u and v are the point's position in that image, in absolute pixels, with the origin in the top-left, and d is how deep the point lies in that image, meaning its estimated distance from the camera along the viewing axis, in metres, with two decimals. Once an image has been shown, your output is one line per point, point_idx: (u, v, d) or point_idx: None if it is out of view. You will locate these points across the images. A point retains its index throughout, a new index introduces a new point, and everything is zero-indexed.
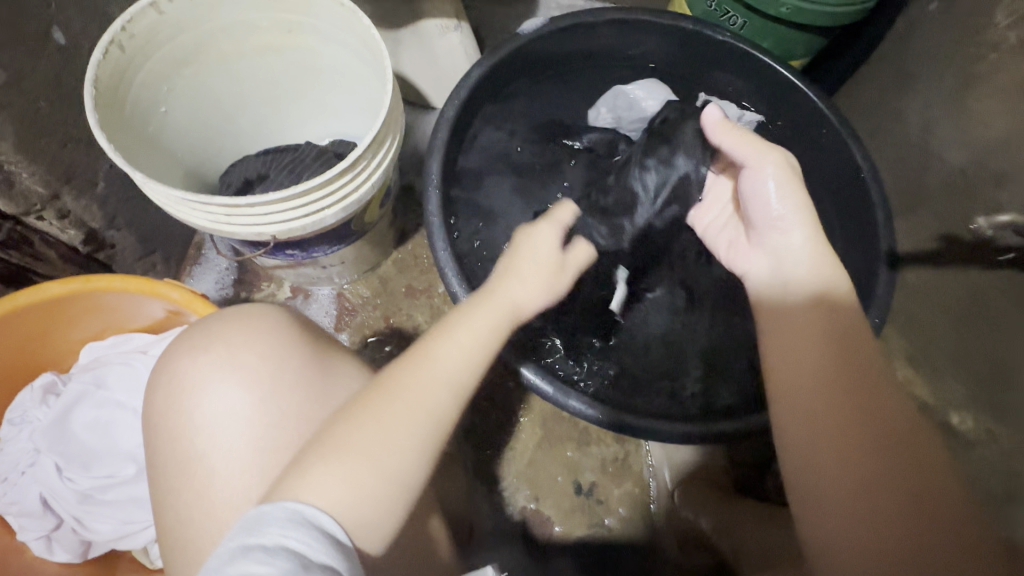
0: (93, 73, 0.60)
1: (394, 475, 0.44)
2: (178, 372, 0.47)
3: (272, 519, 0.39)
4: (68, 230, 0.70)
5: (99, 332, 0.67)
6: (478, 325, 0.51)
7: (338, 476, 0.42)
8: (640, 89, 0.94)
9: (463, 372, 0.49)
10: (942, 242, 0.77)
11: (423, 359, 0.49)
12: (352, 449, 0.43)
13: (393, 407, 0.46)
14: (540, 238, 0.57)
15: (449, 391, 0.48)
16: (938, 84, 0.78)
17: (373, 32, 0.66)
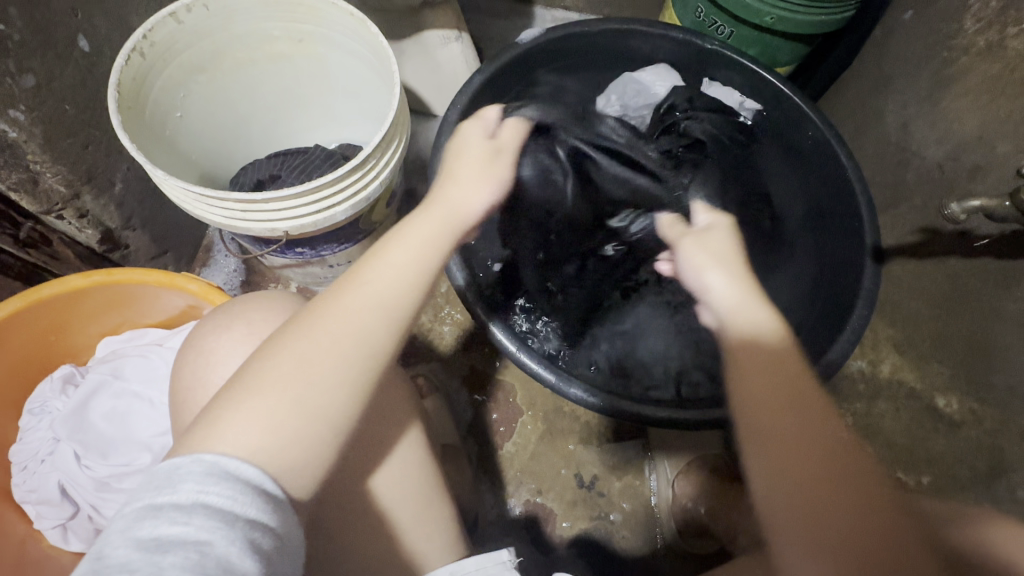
0: (118, 76, 0.63)
1: (316, 410, 0.43)
2: (207, 350, 0.49)
3: (188, 476, 0.37)
4: (86, 229, 0.73)
5: (115, 327, 0.69)
6: (408, 245, 0.52)
7: (259, 417, 0.41)
8: (649, 74, 1.00)
9: (396, 290, 0.49)
10: (921, 235, 0.78)
11: (355, 280, 0.49)
12: (296, 366, 0.44)
13: (324, 324, 0.46)
14: (468, 134, 0.64)
15: (384, 310, 0.48)
16: (914, 86, 0.83)
17: (381, 39, 0.70)
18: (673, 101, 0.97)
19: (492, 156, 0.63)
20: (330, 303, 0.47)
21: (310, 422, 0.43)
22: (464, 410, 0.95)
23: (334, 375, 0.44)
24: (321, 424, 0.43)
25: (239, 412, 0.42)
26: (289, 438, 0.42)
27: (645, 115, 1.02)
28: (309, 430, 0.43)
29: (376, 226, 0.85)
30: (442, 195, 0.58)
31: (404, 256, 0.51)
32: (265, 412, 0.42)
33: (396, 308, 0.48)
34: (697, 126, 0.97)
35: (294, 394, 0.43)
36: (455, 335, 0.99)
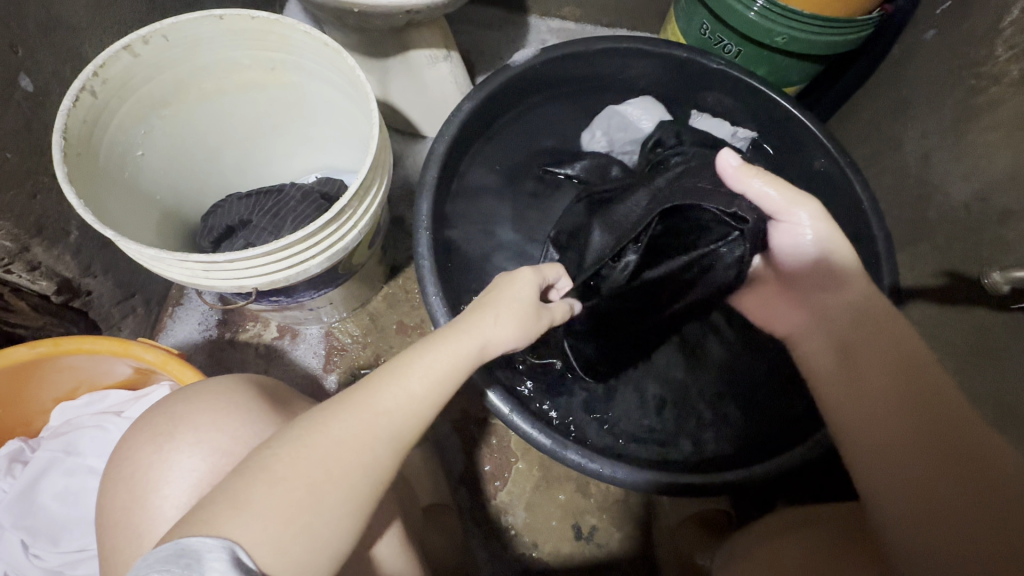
0: (63, 121, 0.57)
1: (305, 540, 0.40)
2: (145, 464, 0.45)
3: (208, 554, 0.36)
4: (39, 281, 0.67)
5: (71, 391, 0.64)
6: (427, 362, 0.47)
7: (243, 546, 0.38)
8: (637, 107, 0.91)
9: (410, 420, 0.45)
10: (948, 278, 0.74)
11: (370, 386, 0.46)
12: (288, 489, 0.40)
13: (333, 436, 0.42)
14: (519, 282, 0.55)
15: (393, 438, 0.45)
16: (936, 115, 0.77)
17: (358, 72, 0.64)
18: (659, 136, 0.88)
19: (538, 310, 0.55)
20: (335, 422, 0.43)
21: (291, 551, 0.39)
22: (455, 457, 0.90)
23: (329, 498, 0.41)
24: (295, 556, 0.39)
25: (198, 536, 0.38)
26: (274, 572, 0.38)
27: (633, 150, 0.93)
28: (291, 557, 0.39)
29: (357, 268, 0.79)
30: (474, 318, 0.51)
31: (423, 379, 0.47)
32: (251, 531, 0.38)
33: (396, 436, 0.45)
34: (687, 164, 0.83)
35: (278, 517, 0.39)
36: None
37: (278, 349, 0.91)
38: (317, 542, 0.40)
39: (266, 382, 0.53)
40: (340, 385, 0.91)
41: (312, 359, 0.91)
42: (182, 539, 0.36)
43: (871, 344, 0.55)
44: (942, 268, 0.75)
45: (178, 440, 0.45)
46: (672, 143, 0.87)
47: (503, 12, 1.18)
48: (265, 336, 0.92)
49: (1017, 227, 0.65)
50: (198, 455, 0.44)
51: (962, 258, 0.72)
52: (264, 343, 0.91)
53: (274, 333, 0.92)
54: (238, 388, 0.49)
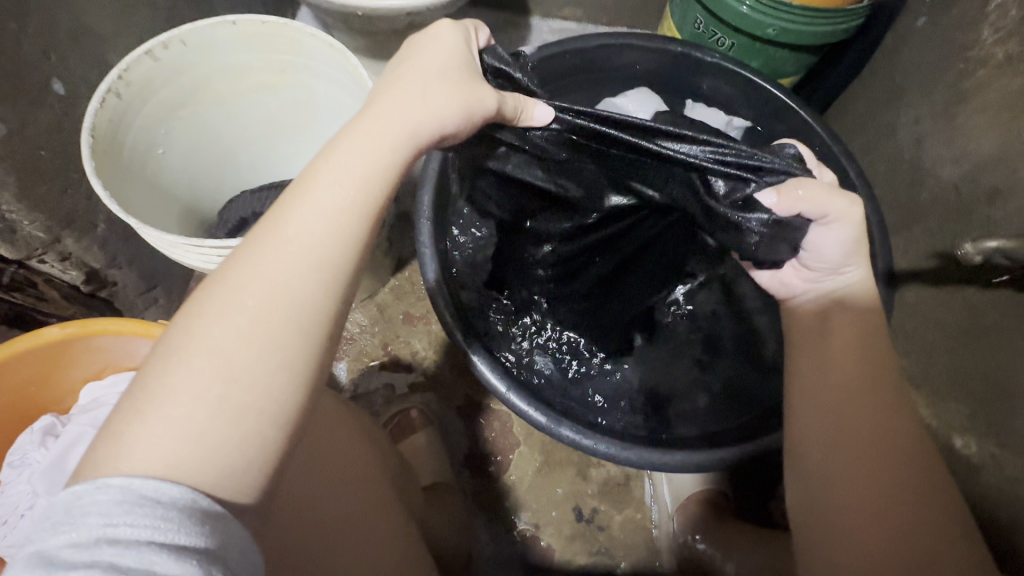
0: (91, 121, 0.61)
1: (246, 402, 0.34)
2: None
3: (95, 503, 0.29)
4: (69, 271, 0.72)
5: (99, 371, 0.68)
6: (331, 176, 0.39)
7: (174, 414, 0.32)
8: (631, 101, 0.96)
9: (320, 232, 0.37)
10: (937, 260, 0.74)
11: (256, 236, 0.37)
12: (168, 397, 0.33)
13: (227, 321, 0.35)
14: (432, 48, 0.45)
15: (311, 259, 0.37)
16: (930, 101, 0.78)
17: (361, 71, 0.69)
18: (654, 126, 0.92)
19: (468, 74, 0.45)
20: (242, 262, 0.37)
21: (229, 429, 0.33)
22: (458, 443, 0.93)
23: (262, 345, 0.35)
24: (256, 467, 0.34)
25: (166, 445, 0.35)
26: (210, 437, 0.33)
27: None
28: (225, 456, 0.33)
29: None
30: (389, 99, 0.42)
31: (337, 190, 0.39)
32: (145, 455, 0.31)
33: (326, 258, 0.37)
34: None
35: (187, 400, 0.33)
36: (449, 364, 0.97)
37: None
38: (250, 430, 0.34)
39: None
40: (349, 374, 0.95)
41: None
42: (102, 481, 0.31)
43: (828, 341, 0.56)
44: (933, 250, 0.75)
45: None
46: None
47: (504, 15, 1.25)
48: None
49: (1005, 207, 0.65)
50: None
51: (950, 238, 0.73)
52: None
53: None
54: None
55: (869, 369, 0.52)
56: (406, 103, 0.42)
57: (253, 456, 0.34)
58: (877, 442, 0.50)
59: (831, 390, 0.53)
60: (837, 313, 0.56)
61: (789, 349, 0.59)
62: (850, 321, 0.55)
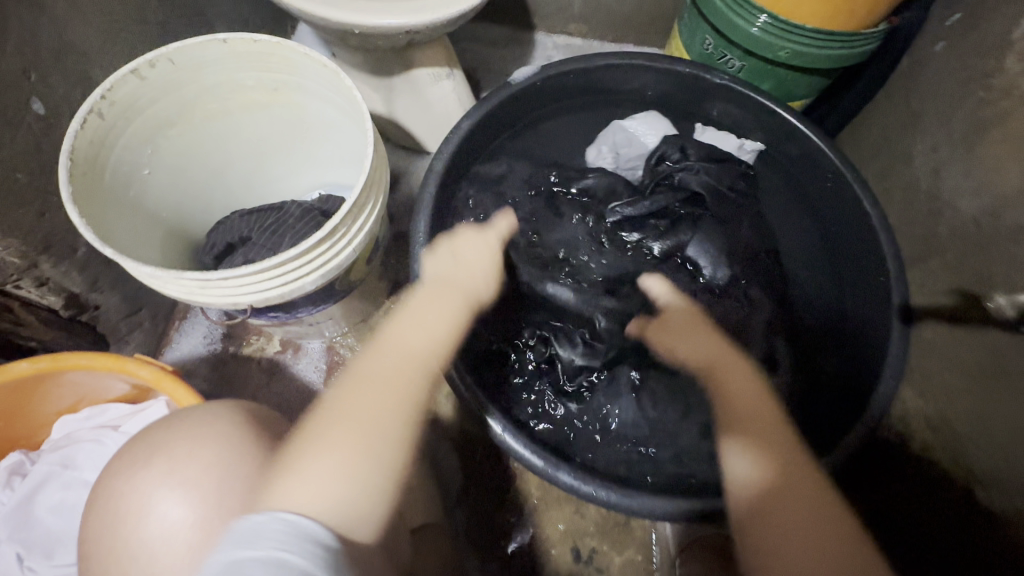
0: (70, 143, 0.58)
1: (384, 464, 0.48)
2: (119, 497, 0.47)
3: (268, 532, 0.39)
4: (47, 296, 0.69)
5: (73, 405, 0.64)
6: (435, 312, 0.60)
7: (328, 473, 0.45)
8: (639, 122, 0.95)
9: (422, 346, 0.57)
10: (957, 297, 0.71)
11: (380, 346, 0.56)
12: (313, 471, 0.45)
13: (366, 404, 0.50)
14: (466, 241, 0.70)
15: (422, 364, 0.55)
16: (949, 129, 0.75)
17: (354, 92, 0.66)
18: (664, 150, 0.92)
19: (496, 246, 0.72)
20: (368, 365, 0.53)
21: (361, 490, 0.45)
22: (452, 476, 0.89)
23: (386, 423, 0.49)
24: (367, 520, 0.45)
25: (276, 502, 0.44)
26: (354, 490, 0.45)
27: (638, 165, 0.96)
28: (362, 507, 0.45)
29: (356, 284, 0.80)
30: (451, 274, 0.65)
31: (434, 317, 0.59)
32: (300, 503, 0.43)
33: (424, 366, 0.55)
34: (693, 178, 0.88)
35: (332, 465, 0.45)
36: (445, 392, 0.93)
37: (280, 363, 0.92)
38: (377, 485, 0.47)
39: (257, 410, 0.54)
40: None
41: (312, 373, 0.92)
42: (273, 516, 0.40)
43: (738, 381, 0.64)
44: (953, 286, 0.72)
45: (159, 466, 0.47)
46: (677, 158, 0.92)
47: (508, 30, 1.22)
48: (268, 349, 0.93)
49: None
50: (172, 484, 0.46)
51: (970, 274, 0.69)
52: (266, 357, 0.92)
53: (277, 347, 0.94)
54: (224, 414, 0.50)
55: (765, 409, 0.60)
56: (467, 269, 0.66)
57: (377, 505, 0.46)
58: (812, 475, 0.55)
59: (775, 467, 0.55)
60: (730, 360, 0.67)
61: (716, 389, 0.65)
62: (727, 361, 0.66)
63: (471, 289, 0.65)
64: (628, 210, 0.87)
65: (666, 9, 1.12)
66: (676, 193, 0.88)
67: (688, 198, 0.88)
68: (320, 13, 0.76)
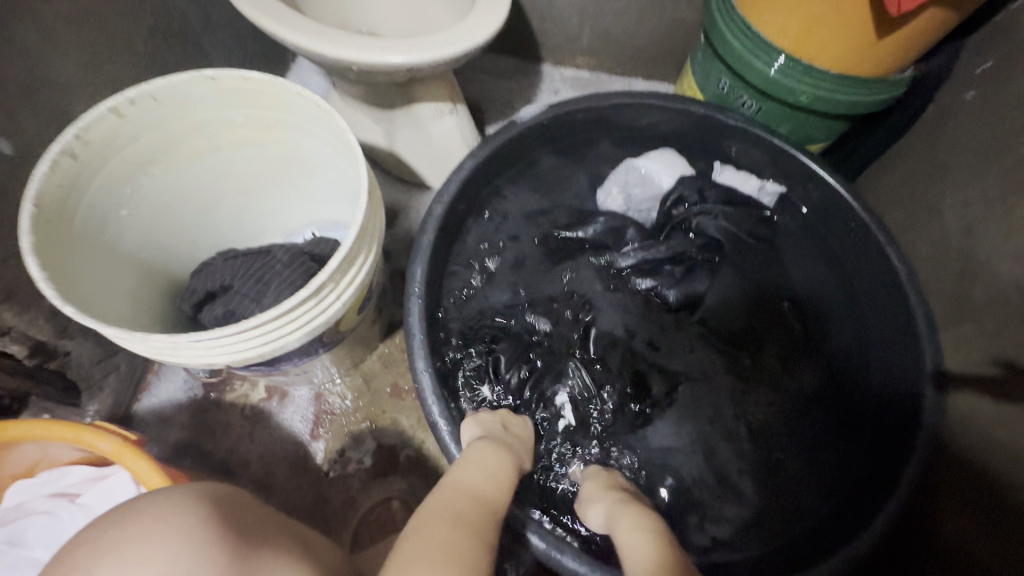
0: (35, 188, 0.54)
1: None
2: None
3: None
4: (10, 347, 0.63)
5: (29, 468, 0.58)
6: (489, 459, 0.56)
7: None
8: (654, 162, 0.90)
9: (490, 488, 0.53)
10: (997, 368, 0.65)
11: (446, 492, 0.50)
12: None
13: (445, 537, 0.45)
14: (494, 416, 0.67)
15: (488, 510, 0.50)
16: (983, 184, 0.70)
17: (348, 135, 0.62)
18: (681, 191, 0.87)
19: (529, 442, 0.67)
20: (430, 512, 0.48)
21: None
22: None
23: (469, 560, 0.43)
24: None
25: None
26: None
27: (650, 208, 0.92)
28: None
29: (346, 333, 0.74)
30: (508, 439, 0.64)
31: (490, 463, 0.56)
32: None
33: (489, 511, 0.50)
34: (711, 225, 0.86)
35: None
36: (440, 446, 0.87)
37: (265, 411, 0.86)
38: None
39: (228, 494, 0.47)
40: (327, 454, 0.85)
41: (299, 423, 0.86)
42: None
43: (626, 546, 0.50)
44: (992, 355, 0.66)
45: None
46: (695, 200, 0.88)
47: (516, 61, 1.19)
48: (253, 396, 0.87)
49: None
50: None
51: (1010, 344, 0.63)
52: (250, 404, 0.87)
53: (262, 393, 0.88)
54: (182, 509, 0.42)
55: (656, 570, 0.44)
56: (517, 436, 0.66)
57: None
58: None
59: None
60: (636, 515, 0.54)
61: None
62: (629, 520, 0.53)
63: (516, 455, 0.61)
64: (644, 254, 0.84)
65: (679, 44, 1.08)
66: (694, 239, 0.86)
67: (706, 244, 0.86)
68: (316, 50, 0.72)
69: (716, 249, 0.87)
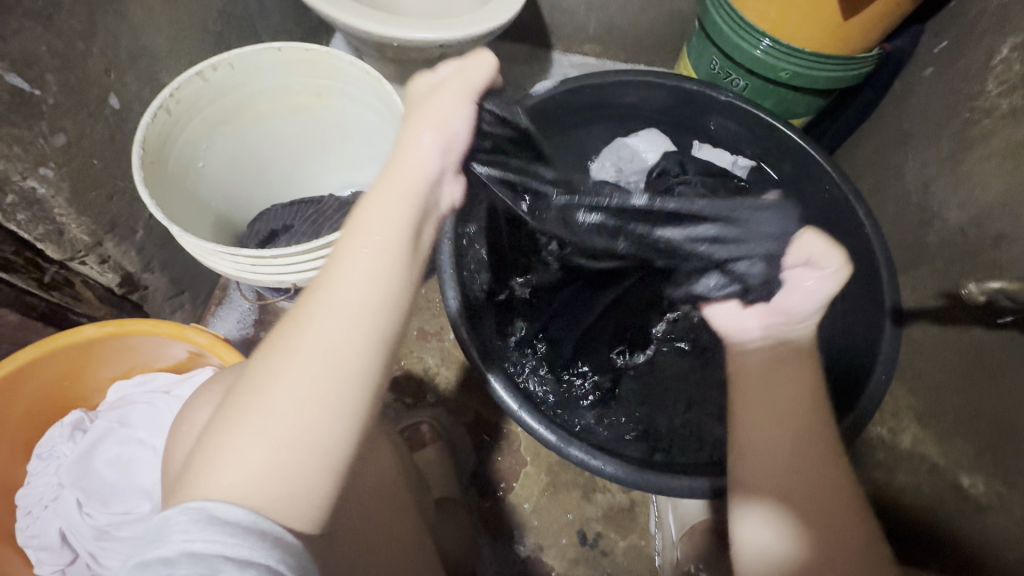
0: (143, 134, 0.66)
1: (315, 433, 0.37)
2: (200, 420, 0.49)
3: (177, 524, 0.34)
4: (106, 273, 0.75)
5: (126, 371, 0.71)
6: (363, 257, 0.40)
7: (252, 453, 0.36)
8: (641, 140, 1.03)
9: (364, 288, 0.39)
10: (944, 301, 0.76)
11: (311, 296, 0.40)
12: (251, 430, 0.37)
13: (289, 366, 0.38)
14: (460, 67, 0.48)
15: (355, 318, 0.39)
16: (937, 146, 0.81)
17: (394, 96, 0.73)
18: (664, 165, 1.00)
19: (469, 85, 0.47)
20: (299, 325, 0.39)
21: (302, 460, 0.37)
22: (466, 460, 0.93)
23: (324, 387, 0.38)
24: (311, 500, 0.38)
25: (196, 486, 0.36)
26: (285, 467, 0.37)
27: (639, 179, 1.04)
28: (303, 480, 0.37)
29: None
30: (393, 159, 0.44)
31: (366, 253, 0.40)
32: (222, 485, 0.36)
33: (366, 328, 0.39)
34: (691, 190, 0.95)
35: (263, 442, 0.37)
36: (461, 381, 0.99)
37: None
38: (310, 454, 0.37)
39: None
40: None
41: None
42: (201, 503, 0.35)
43: (774, 385, 0.53)
44: (941, 290, 0.77)
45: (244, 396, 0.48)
46: (676, 172, 0.99)
47: (528, 48, 1.31)
48: None
49: (1009, 250, 0.67)
50: None
51: (957, 278, 0.74)
52: None
53: None
54: None
55: (800, 405, 0.51)
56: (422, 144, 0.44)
57: (318, 480, 0.38)
58: (828, 527, 0.48)
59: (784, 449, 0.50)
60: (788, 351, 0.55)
61: (733, 391, 0.56)
62: (792, 365, 0.54)
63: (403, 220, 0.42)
64: None
65: (676, 32, 1.20)
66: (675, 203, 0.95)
67: None
68: (363, 29, 0.84)
69: None
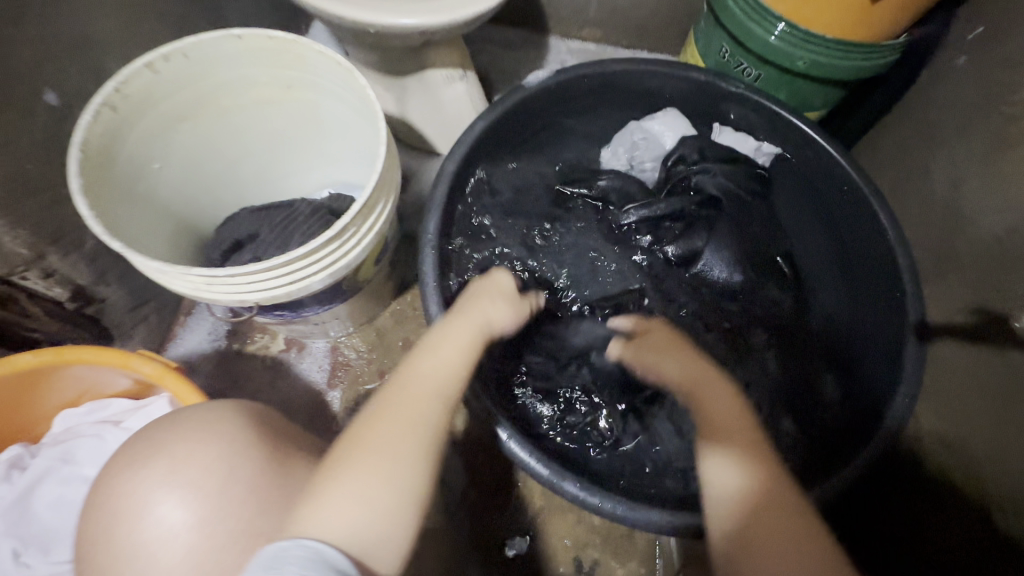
0: (81, 135, 0.58)
1: (400, 483, 0.46)
2: (121, 490, 0.49)
3: (289, 557, 0.41)
4: (54, 288, 0.68)
5: (75, 398, 0.64)
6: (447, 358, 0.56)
7: (353, 501, 0.45)
8: (660, 123, 0.94)
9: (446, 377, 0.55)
10: (975, 316, 0.69)
11: (406, 381, 0.53)
12: (333, 494, 0.45)
13: (381, 429, 0.49)
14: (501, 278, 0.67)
15: (438, 395, 0.53)
16: (969, 144, 0.74)
17: (367, 90, 0.65)
18: (681, 152, 0.92)
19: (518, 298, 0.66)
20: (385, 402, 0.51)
21: (387, 502, 0.46)
22: (455, 481, 0.88)
23: (404, 448, 0.48)
24: (393, 547, 0.45)
25: (303, 526, 0.44)
26: (379, 511, 0.45)
27: (652, 168, 0.98)
28: (388, 529, 0.45)
29: (363, 284, 0.79)
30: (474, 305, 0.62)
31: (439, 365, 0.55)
32: (322, 527, 0.43)
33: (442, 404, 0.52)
34: (710, 181, 0.90)
35: (357, 484, 0.46)
36: None
37: (284, 362, 0.91)
38: (399, 505, 0.46)
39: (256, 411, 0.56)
40: (344, 402, 0.90)
41: (316, 373, 0.91)
42: (303, 541, 0.42)
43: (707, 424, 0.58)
44: (972, 304, 0.70)
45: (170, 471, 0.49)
46: (695, 160, 0.91)
47: (523, 32, 1.22)
48: (273, 347, 0.93)
49: None
50: (176, 485, 0.48)
51: (991, 293, 0.67)
52: (270, 355, 0.92)
53: (281, 345, 0.93)
54: (228, 418, 0.52)
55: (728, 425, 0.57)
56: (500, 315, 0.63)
57: (400, 529, 0.46)
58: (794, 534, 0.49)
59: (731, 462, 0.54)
60: (709, 378, 0.62)
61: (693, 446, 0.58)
62: (703, 389, 0.61)
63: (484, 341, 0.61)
64: (644, 211, 0.88)
65: (682, 15, 1.11)
66: (693, 196, 0.89)
67: (704, 201, 0.90)
68: (335, 12, 0.76)
69: (712, 207, 0.90)
